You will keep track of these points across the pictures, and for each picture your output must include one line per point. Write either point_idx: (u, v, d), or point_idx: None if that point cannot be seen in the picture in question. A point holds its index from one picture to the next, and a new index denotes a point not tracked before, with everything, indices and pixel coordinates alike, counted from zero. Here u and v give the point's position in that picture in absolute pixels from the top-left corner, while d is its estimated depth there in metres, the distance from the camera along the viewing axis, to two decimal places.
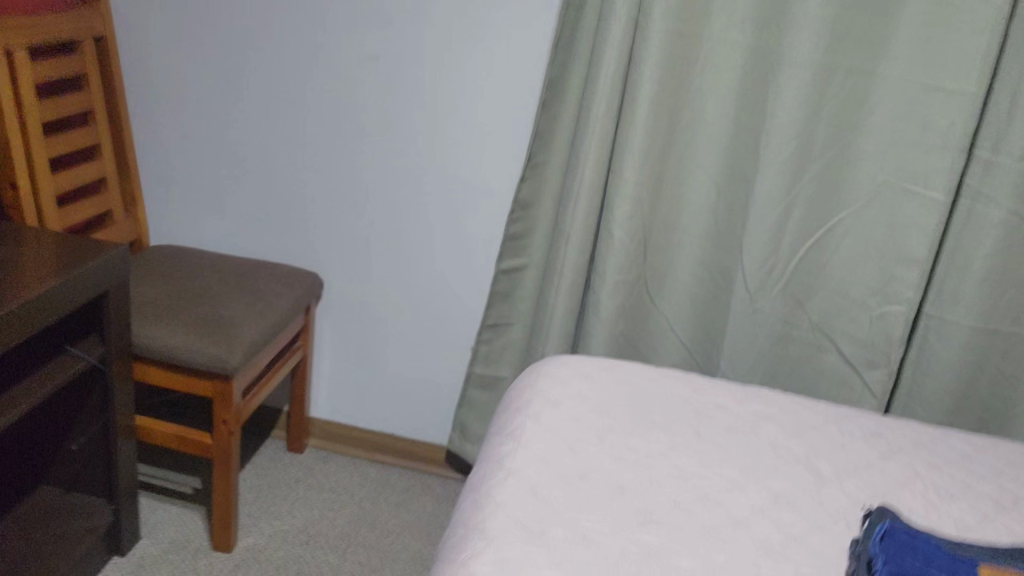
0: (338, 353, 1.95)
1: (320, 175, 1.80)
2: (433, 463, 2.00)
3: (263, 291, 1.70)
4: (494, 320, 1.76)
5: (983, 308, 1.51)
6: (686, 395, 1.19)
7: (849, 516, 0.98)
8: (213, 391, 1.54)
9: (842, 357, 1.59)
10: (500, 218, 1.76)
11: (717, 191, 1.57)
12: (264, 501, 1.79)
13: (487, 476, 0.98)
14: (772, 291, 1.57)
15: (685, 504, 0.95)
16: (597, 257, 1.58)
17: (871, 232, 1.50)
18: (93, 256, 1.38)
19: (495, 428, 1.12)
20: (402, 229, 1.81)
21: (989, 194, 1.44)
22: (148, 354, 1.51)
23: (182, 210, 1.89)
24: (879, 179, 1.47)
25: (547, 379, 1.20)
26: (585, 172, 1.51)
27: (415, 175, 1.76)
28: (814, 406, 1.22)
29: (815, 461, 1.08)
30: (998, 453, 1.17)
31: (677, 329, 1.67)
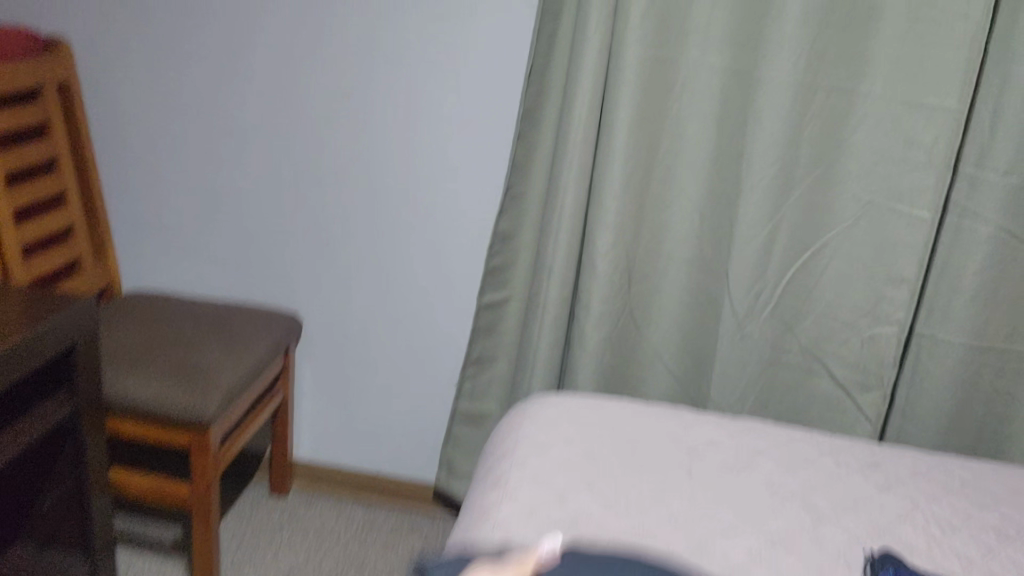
0: (321, 393, 1.91)
1: (295, 214, 1.76)
2: (421, 503, 1.95)
3: (240, 335, 1.66)
4: (478, 354, 1.72)
5: (976, 326, 1.48)
6: (675, 433, 1.15)
7: (849, 555, 0.94)
8: (189, 441, 1.49)
9: (834, 380, 1.55)
10: (481, 251, 1.72)
11: (701, 216, 1.53)
12: (248, 550, 1.74)
13: (472, 530, 0.94)
14: (760, 316, 1.54)
15: (679, 551, 0.91)
16: (580, 288, 1.55)
17: (858, 253, 1.47)
18: (60, 307, 1.34)
19: (480, 475, 1.08)
20: (381, 265, 1.77)
21: (975, 210, 1.42)
22: (121, 406, 1.46)
23: (155, 254, 1.85)
24: (864, 199, 1.44)
25: (533, 422, 1.16)
26: (564, 202, 1.47)
27: (392, 210, 1.72)
28: (809, 438, 1.18)
29: (812, 497, 1.04)
30: (1000, 479, 1.13)
31: (665, 358, 1.63)
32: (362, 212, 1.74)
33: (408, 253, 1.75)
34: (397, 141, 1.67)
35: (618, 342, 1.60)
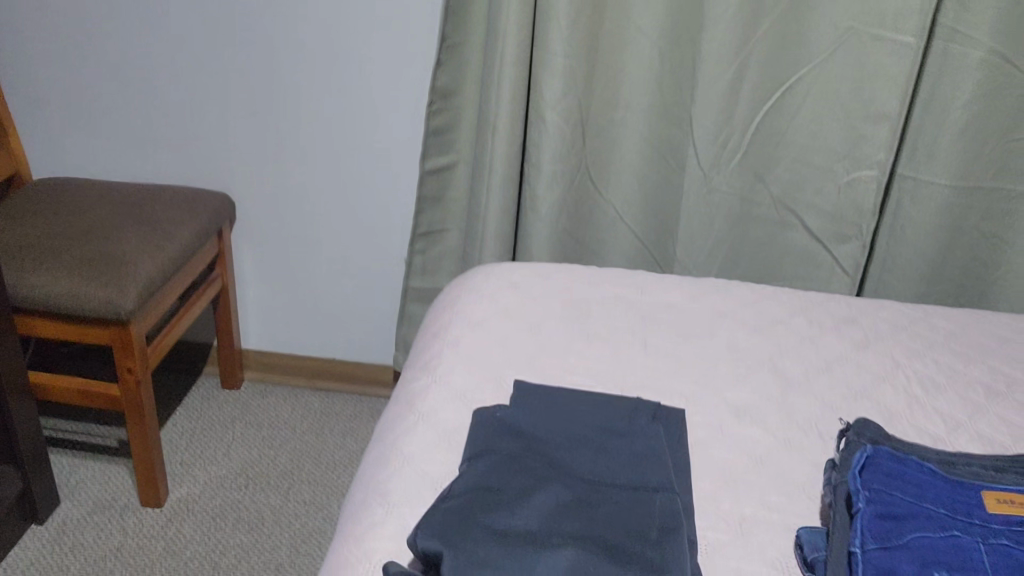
0: (262, 280, 1.74)
1: (208, 81, 1.55)
2: (380, 387, 1.82)
3: (161, 219, 1.49)
4: (426, 227, 1.56)
5: (964, 164, 1.35)
6: (630, 298, 1.03)
7: (822, 425, 0.84)
8: (110, 338, 1.35)
9: (809, 232, 1.43)
10: (418, 112, 1.54)
11: (659, 56, 1.35)
12: (199, 446, 1.62)
13: (395, 421, 0.83)
14: (728, 167, 1.41)
15: (570, 319, 0.99)
16: (529, 144, 1.39)
17: (835, 87, 1.32)
18: None
19: (410, 359, 0.95)
20: (312, 134, 1.58)
21: (966, 32, 1.26)
22: (31, 305, 1.32)
23: (60, 136, 1.63)
24: (842, 26, 1.27)
25: (469, 293, 1.03)
26: (506, 48, 1.30)
27: (315, 71, 1.52)
28: (777, 296, 1.06)
29: (780, 361, 0.94)
30: (992, 328, 1.02)
31: (626, 219, 1.48)
32: (282, 77, 1.53)
33: (340, 119, 1.56)
34: None
35: (575, 203, 1.46)
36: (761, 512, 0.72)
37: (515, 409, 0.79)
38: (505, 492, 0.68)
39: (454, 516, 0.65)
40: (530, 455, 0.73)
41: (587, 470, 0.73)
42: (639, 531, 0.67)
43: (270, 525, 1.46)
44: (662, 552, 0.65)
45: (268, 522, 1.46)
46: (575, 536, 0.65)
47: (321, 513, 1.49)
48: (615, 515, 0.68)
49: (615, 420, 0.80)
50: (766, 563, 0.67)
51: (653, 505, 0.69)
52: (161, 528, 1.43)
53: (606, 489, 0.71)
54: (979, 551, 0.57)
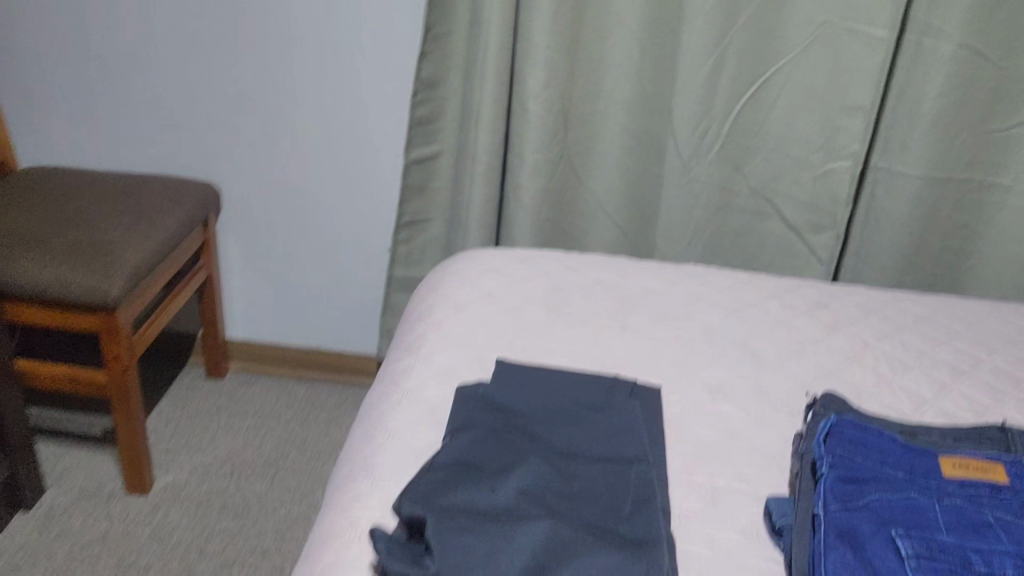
0: (248, 270, 1.76)
1: (194, 72, 1.56)
2: (365, 376, 1.84)
3: (147, 208, 1.51)
4: (410, 217, 1.58)
5: (936, 155, 1.38)
6: (609, 283, 1.06)
7: (793, 403, 0.87)
8: (96, 325, 1.36)
9: (785, 222, 1.47)
10: (403, 104, 1.56)
11: (639, 49, 1.37)
12: (185, 434, 1.63)
13: (380, 399, 0.85)
14: (707, 157, 1.44)
15: (550, 302, 1.01)
16: (512, 135, 1.41)
17: (811, 79, 1.35)
18: None
19: (394, 340, 0.97)
20: (297, 125, 1.60)
21: (939, 27, 1.28)
22: (17, 292, 1.33)
23: (49, 126, 1.64)
24: (818, 20, 1.31)
25: (452, 278, 1.05)
26: (489, 40, 1.32)
27: (300, 62, 1.53)
28: (752, 281, 1.09)
29: (754, 342, 0.96)
30: (959, 311, 1.05)
31: (607, 208, 1.51)
32: (267, 69, 1.55)
33: (325, 110, 1.58)
34: None
35: (557, 193, 1.48)
36: (734, 483, 0.75)
37: (496, 386, 0.81)
38: (485, 467, 0.71)
39: (434, 486, 0.67)
40: (511, 430, 0.76)
41: (565, 442, 0.76)
42: (613, 499, 0.69)
43: (254, 511, 1.47)
44: (635, 521, 0.67)
45: (253, 508, 1.48)
46: (553, 507, 0.67)
47: (306, 499, 1.51)
48: (591, 488, 0.70)
49: (593, 396, 0.82)
50: (736, 530, 0.70)
51: (628, 476, 0.72)
52: (147, 514, 1.45)
53: (582, 460, 0.73)
54: (934, 510, 0.61)
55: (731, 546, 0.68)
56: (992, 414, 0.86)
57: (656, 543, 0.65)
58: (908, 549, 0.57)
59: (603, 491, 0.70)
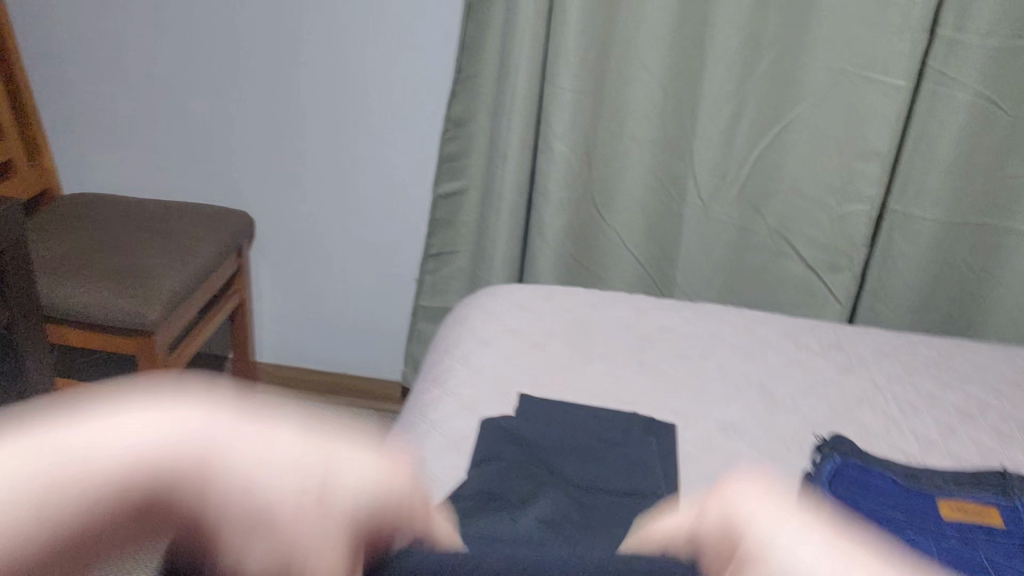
0: (278, 296, 1.82)
1: (232, 107, 1.62)
2: (389, 400, 1.89)
3: (185, 235, 1.56)
4: (437, 249, 1.63)
5: (951, 200, 1.41)
6: (629, 319, 1.10)
7: (804, 441, 0.90)
8: (135, 349, 1.42)
9: (803, 262, 1.50)
10: (433, 140, 1.61)
11: (662, 92, 1.42)
12: None
13: (407, 428, 0.89)
14: (727, 197, 1.48)
15: (572, 337, 1.05)
16: (537, 173, 1.46)
17: (827, 125, 1.39)
18: None
19: (422, 372, 1.02)
20: (330, 159, 1.65)
21: (954, 76, 1.32)
22: (60, 316, 1.38)
23: (93, 157, 1.71)
24: (836, 68, 1.34)
25: (478, 312, 1.10)
26: (518, 83, 1.37)
27: (334, 99, 1.59)
28: (768, 321, 1.13)
29: (769, 382, 1.00)
30: (968, 355, 1.08)
31: (629, 244, 1.55)
32: (301, 105, 1.61)
33: (358, 144, 1.63)
34: (328, 22, 1.52)
35: (580, 228, 1.53)
36: None
37: (518, 419, 0.86)
38: (506, 497, 0.75)
39: (457, 514, 0.71)
40: (532, 462, 0.80)
41: (583, 477, 0.80)
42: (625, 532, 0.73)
43: None
44: None
45: None
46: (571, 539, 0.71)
47: None
48: (607, 519, 0.74)
49: (611, 432, 0.86)
50: None
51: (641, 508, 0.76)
52: None
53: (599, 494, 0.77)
54: (929, 551, 0.64)
55: None
56: (999, 458, 0.89)
57: None
58: None
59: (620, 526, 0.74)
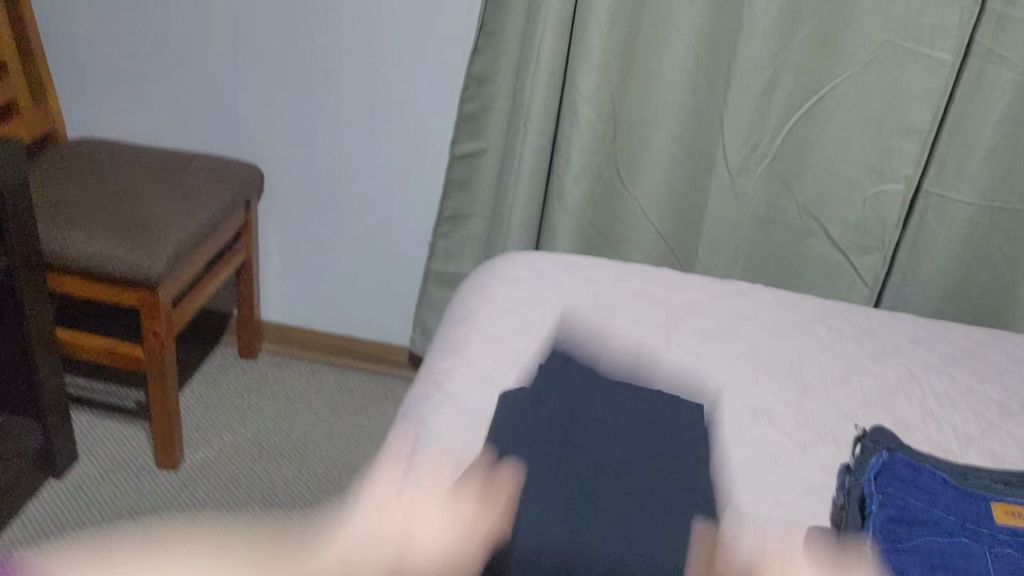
0: (287, 253, 1.76)
1: (245, 54, 1.56)
2: (395, 367, 1.85)
3: (194, 186, 1.51)
4: (451, 212, 1.59)
5: (989, 183, 1.35)
6: (655, 295, 1.05)
7: (838, 433, 0.85)
8: (138, 300, 1.37)
9: (831, 242, 1.44)
10: (453, 98, 1.55)
11: (695, 59, 1.36)
12: (215, 414, 1.64)
13: (422, 397, 0.85)
14: (756, 171, 1.42)
15: (595, 313, 1.00)
16: (559, 136, 1.40)
17: (866, 99, 1.33)
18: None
19: (435, 339, 0.97)
20: (346, 113, 1.59)
21: (1004, 52, 1.26)
22: (61, 263, 1.33)
23: (99, 104, 1.65)
24: (879, 39, 1.28)
25: (497, 280, 1.05)
26: (544, 41, 1.31)
27: (352, 52, 1.53)
28: (798, 303, 1.08)
29: (799, 366, 0.95)
30: (1008, 348, 1.03)
31: (652, 218, 1.50)
32: (319, 58, 1.54)
33: (374, 99, 1.57)
34: None
35: (602, 197, 1.48)
36: (776, 511, 0.74)
37: (533, 405, 0.79)
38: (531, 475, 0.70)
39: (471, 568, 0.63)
40: (550, 437, 0.75)
41: (601, 475, 0.72)
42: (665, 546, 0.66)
43: (280, 495, 1.48)
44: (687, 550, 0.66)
45: (279, 492, 1.48)
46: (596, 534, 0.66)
47: (331, 486, 1.51)
48: (632, 507, 0.69)
49: (641, 429, 0.78)
50: (775, 560, 0.69)
51: (678, 520, 0.68)
52: (175, 490, 1.46)
53: (625, 492, 0.70)
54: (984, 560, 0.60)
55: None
56: None
57: None
58: None
59: (648, 517, 0.68)
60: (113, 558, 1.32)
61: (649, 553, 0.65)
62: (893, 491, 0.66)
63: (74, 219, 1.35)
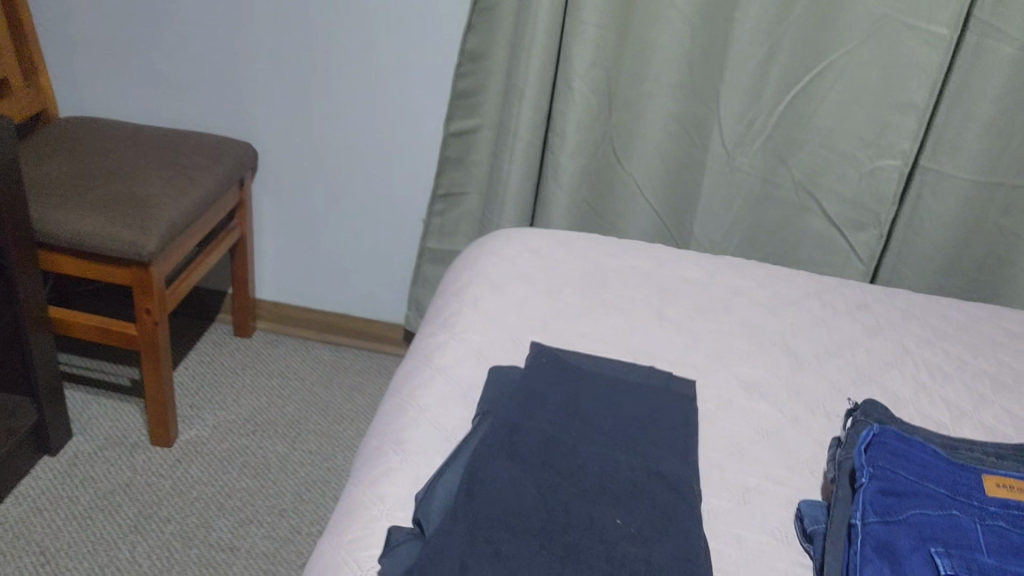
0: (281, 231, 1.75)
1: (237, 31, 1.54)
2: (390, 345, 1.84)
3: (186, 164, 1.49)
4: (446, 189, 1.59)
5: (987, 159, 1.34)
6: (649, 270, 1.05)
7: (830, 406, 0.85)
8: (130, 278, 1.36)
9: (826, 218, 1.44)
10: (448, 74, 1.53)
11: (691, 35, 1.34)
12: (209, 391, 1.64)
13: (413, 372, 0.84)
14: (751, 147, 1.41)
15: (588, 289, 0.99)
16: (554, 112, 1.39)
17: (864, 75, 1.32)
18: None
19: (427, 314, 0.96)
20: (339, 90, 1.58)
21: (1002, 25, 1.25)
22: (53, 242, 1.32)
23: (88, 79, 1.63)
24: (877, 14, 1.27)
25: (489, 256, 1.04)
26: (539, 16, 1.29)
27: (346, 27, 1.51)
28: (791, 278, 1.07)
29: (792, 340, 0.95)
30: (1002, 323, 1.03)
31: (647, 194, 1.49)
32: (312, 33, 1.53)
33: (369, 76, 1.56)
34: None
35: (596, 173, 1.47)
36: (766, 484, 0.74)
37: (524, 380, 0.78)
38: (522, 453, 0.69)
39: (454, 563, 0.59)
40: (542, 413, 0.75)
41: (591, 448, 0.71)
42: (653, 519, 0.66)
43: (275, 471, 1.48)
44: (675, 526, 0.66)
45: (273, 468, 1.49)
46: (584, 511, 0.65)
47: (326, 463, 1.52)
48: (621, 483, 0.68)
49: (630, 406, 0.78)
50: (765, 533, 0.69)
51: (666, 493, 0.68)
52: (169, 467, 1.46)
53: (615, 464, 0.70)
54: (975, 530, 0.60)
55: (762, 548, 0.67)
56: None
57: (693, 549, 0.64)
58: (948, 568, 0.57)
59: (635, 495, 0.68)
60: (108, 534, 1.32)
61: (635, 523, 0.65)
62: (885, 481, 0.64)
63: (64, 199, 1.34)
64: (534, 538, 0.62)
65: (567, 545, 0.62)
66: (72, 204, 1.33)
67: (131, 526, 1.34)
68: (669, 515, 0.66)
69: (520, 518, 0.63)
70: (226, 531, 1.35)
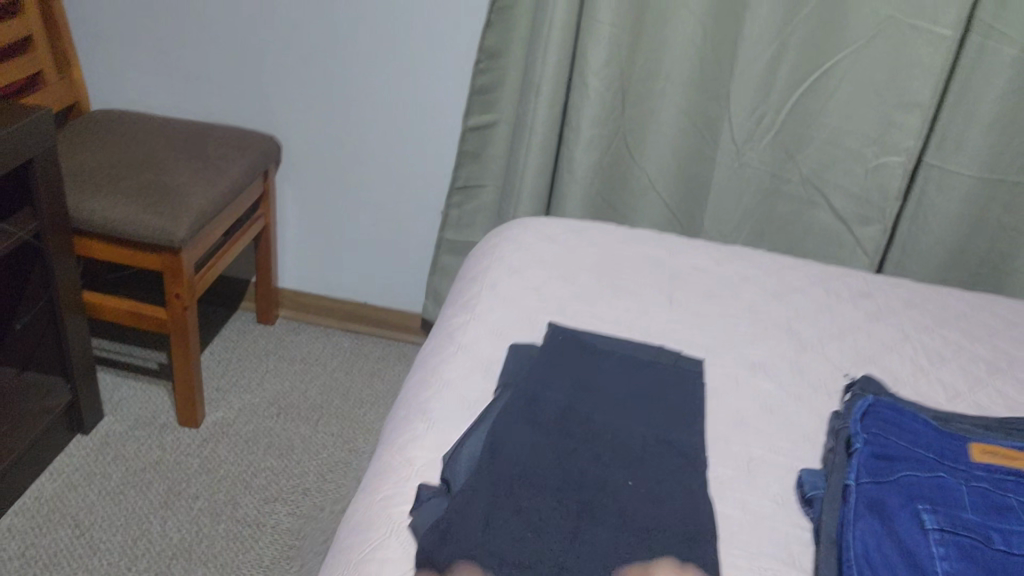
0: (303, 222, 1.81)
1: (263, 28, 1.60)
2: (407, 333, 1.90)
3: (214, 156, 1.55)
4: (464, 182, 1.64)
5: (990, 156, 1.39)
6: (660, 258, 1.10)
7: (831, 385, 0.90)
8: (160, 264, 1.41)
9: (833, 212, 1.48)
10: (467, 71, 1.59)
11: (702, 34, 1.39)
12: (233, 375, 1.70)
13: (436, 350, 0.90)
14: (761, 143, 1.46)
15: (602, 275, 1.04)
16: (569, 107, 1.44)
17: (872, 74, 1.36)
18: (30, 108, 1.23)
19: (448, 297, 1.02)
20: (361, 85, 1.63)
21: (1004, 28, 1.29)
22: (88, 228, 1.37)
23: (119, 73, 1.68)
24: (882, 16, 1.32)
25: (507, 243, 1.09)
26: (556, 16, 1.34)
27: (369, 25, 1.57)
28: (797, 267, 1.12)
29: (796, 324, 1.00)
30: (999, 312, 1.07)
31: (659, 187, 1.54)
32: (335, 31, 1.58)
33: (389, 72, 1.61)
34: None
35: (610, 166, 1.51)
36: (770, 455, 0.79)
37: (542, 357, 0.83)
38: (541, 421, 0.74)
39: (479, 518, 0.64)
40: (559, 386, 0.80)
41: (605, 418, 0.77)
42: (663, 482, 0.71)
43: (298, 452, 1.54)
44: (683, 490, 0.70)
45: (296, 449, 1.54)
46: (599, 472, 0.70)
47: (346, 445, 1.57)
48: (633, 450, 0.73)
49: (642, 381, 0.83)
50: (769, 498, 0.74)
51: (675, 459, 0.73)
52: (196, 447, 1.52)
53: (628, 433, 0.75)
54: (961, 490, 0.65)
55: (766, 511, 0.72)
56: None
57: (700, 510, 0.69)
58: (933, 523, 0.62)
59: (646, 459, 0.73)
60: (138, 509, 1.38)
61: (646, 485, 0.70)
62: (879, 448, 0.69)
63: (99, 189, 1.40)
64: (553, 495, 0.67)
65: (583, 502, 0.67)
66: (106, 193, 1.39)
67: (161, 502, 1.40)
68: (677, 479, 0.71)
69: (539, 478, 0.69)
70: (252, 508, 1.41)
